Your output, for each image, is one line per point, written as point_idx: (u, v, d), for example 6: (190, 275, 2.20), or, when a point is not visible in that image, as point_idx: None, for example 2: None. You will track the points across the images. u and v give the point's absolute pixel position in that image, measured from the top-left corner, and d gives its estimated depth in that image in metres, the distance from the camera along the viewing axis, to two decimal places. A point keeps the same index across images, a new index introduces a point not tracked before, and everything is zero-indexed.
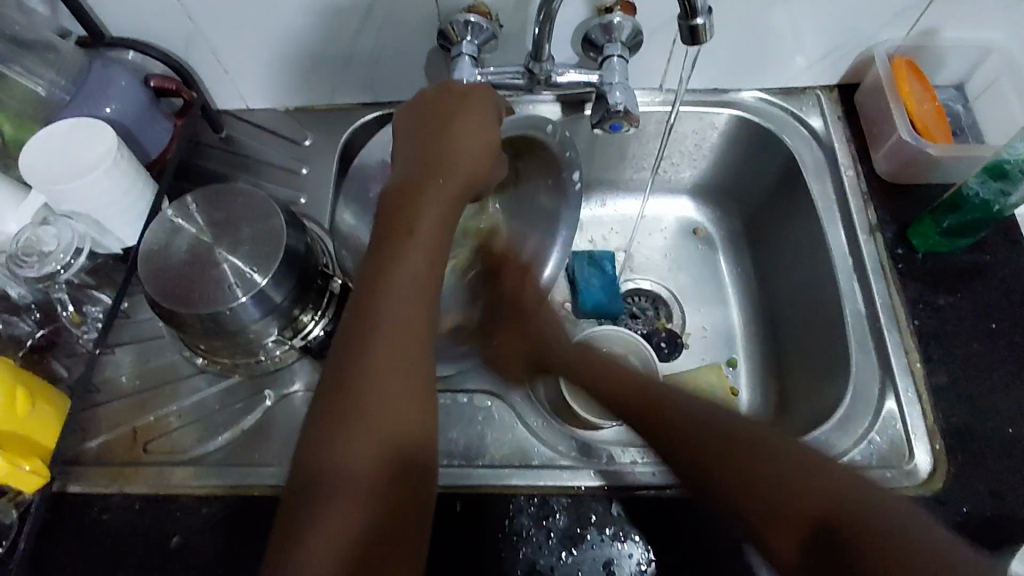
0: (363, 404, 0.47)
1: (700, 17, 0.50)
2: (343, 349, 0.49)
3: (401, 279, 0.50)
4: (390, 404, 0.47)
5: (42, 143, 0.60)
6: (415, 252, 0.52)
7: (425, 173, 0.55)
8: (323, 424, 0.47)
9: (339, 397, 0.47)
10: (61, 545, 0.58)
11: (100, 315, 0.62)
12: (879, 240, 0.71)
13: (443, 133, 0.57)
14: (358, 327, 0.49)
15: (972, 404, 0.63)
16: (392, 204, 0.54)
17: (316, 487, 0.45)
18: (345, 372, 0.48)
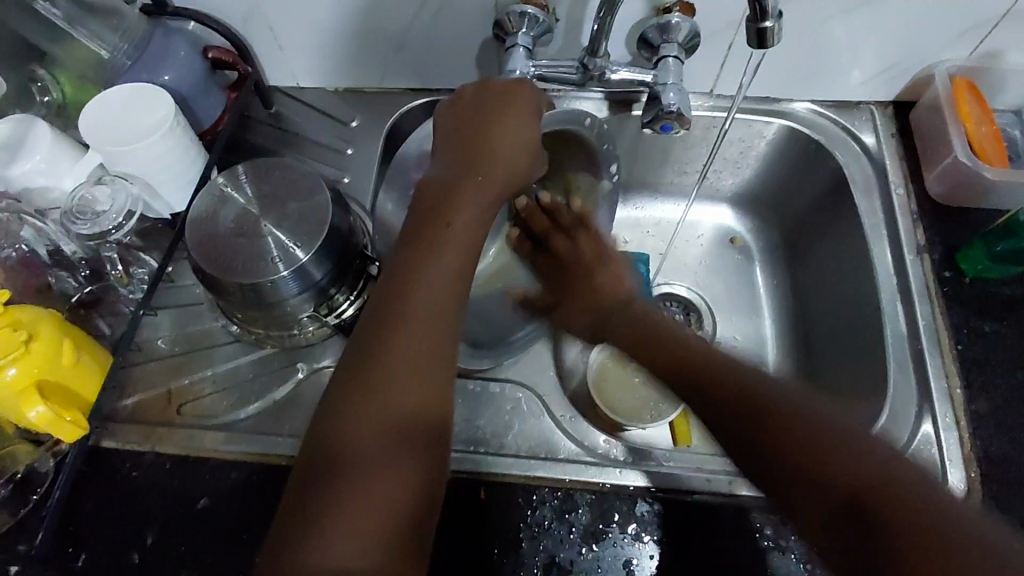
0: (383, 402, 0.47)
1: (769, 20, 0.49)
2: (363, 345, 0.49)
3: (427, 281, 0.51)
4: (413, 409, 0.47)
5: (104, 104, 0.61)
6: (444, 257, 0.53)
7: (464, 174, 0.56)
8: (340, 414, 0.47)
9: (357, 390, 0.47)
10: (91, 497, 0.59)
11: (145, 277, 0.64)
12: (926, 261, 0.70)
13: (480, 136, 0.57)
14: (385, 315, 0.50)
15: (1012, 435, 0.61)
16: (429, 200, 0.56)
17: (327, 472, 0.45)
18: (365, 366, 0.48)
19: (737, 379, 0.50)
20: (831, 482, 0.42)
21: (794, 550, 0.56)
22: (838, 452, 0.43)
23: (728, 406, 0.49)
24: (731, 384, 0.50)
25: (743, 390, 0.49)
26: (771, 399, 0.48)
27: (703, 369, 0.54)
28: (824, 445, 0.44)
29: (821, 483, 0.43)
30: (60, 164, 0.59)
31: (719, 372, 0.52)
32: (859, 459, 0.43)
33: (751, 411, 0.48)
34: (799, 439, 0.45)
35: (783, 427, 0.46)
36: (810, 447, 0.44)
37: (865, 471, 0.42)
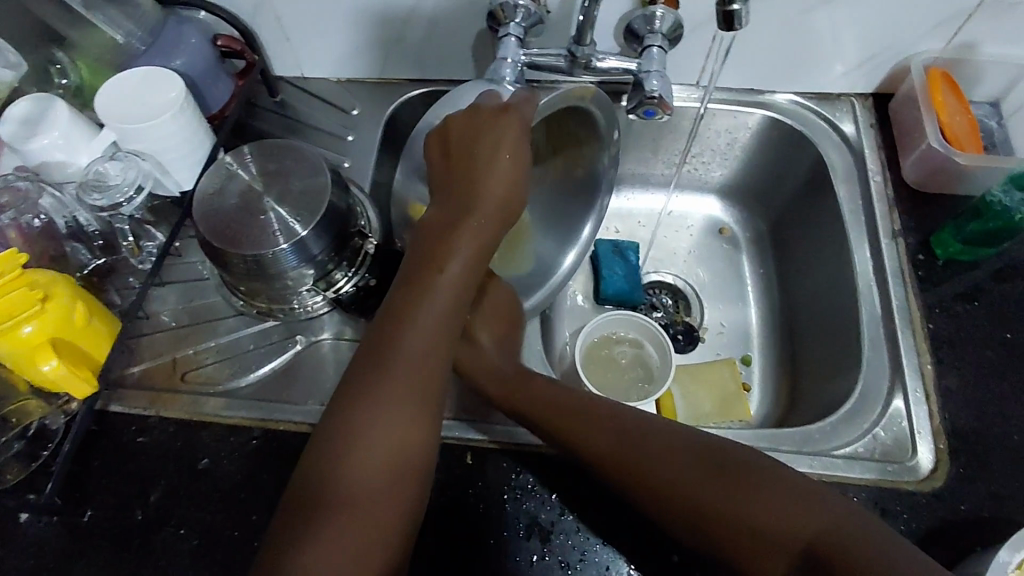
0: (366, 446, 0.51)
1: (735, 3, 0.52)
2: (354, 391, 0.52)
3: (423, 321, 0.54)
4: (402, 448, 0.52)
5: (118, 86, 0.64)
6: (439, 305, 0.55)
7: (459, 212, 0.57)
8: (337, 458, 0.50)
9: (341, 441, 0.51)
10: (98, 456, 0.63)
11: (154, 250, 0.67)
12: (901, 245, 0.72)
13: (472, 165, 0.57)
14: (384, 339, 0.54)
15: (980, 409, 0.63)
16: (432, 227, 0.57)
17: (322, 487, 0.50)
18: (354, 413, 0.51)
19: (674, 464, 0.53)
20: (777, 535, 0.48)
21: None
22: (773, 507, 0.49)
23: (671, 494, 0.52)
24: (667, 470, 0.53)
25: (676, 473, 0.52)
26: (717, 473, 0.52)
27: (637, 452, 0.54)
28: (767, 512, 0.49)
29: (777, 538, 0.48)
30: (77, 138, 0.63)
31: (650, 451, 0.54)
32: (814, 513, 0.48)
33: (701, 490, 0.51)
34: (746, 512, 0.49)
35: (731, 506, 0.50)
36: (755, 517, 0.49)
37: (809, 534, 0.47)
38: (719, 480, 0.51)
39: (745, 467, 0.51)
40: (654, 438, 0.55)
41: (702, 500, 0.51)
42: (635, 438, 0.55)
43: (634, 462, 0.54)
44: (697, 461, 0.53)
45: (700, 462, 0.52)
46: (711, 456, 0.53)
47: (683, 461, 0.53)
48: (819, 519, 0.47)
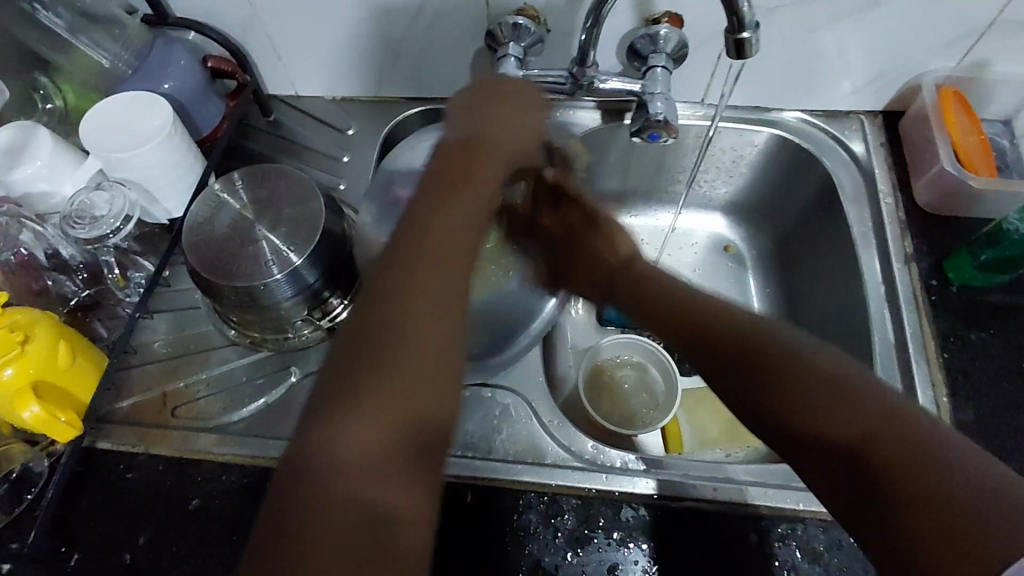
0: (373, 392, 0.37)
1: (746, 31, 0.51)
2: (362, 321, 0.40)
3: (446, 238, 0.43)
4: (419, 399, 0.38)
5: (103, 113, 0.62)
6: (459, 234, 0.44)
7: (485, 129, 0.52)
8: (336, 423, 0.36)
9: (344, 388, 0.37)
10: (86, 497, 0.60)
11: (142, 281, 0.65)
12: (913, 270, 0.70)
13: (504, 103, 0.55)
14: (401, 260, 0.42)
15: (998, 443, 0.61)
16: (455, 149, 0.51)
17: (314, 436, 0.36)
18: (366, 351, 0.38)
19: (779, 363, 0.45)
20: (832, 442, 0.42)
21: (778, 556, 0.57)
22: (867, 425, 0.40)
23: (780, 403, 0.44)
24: (777, 381, 0.45)
25: (786, 386, 0.44)
26: (806, 367, 0.44)
27: (755, 350, 0.47)
28: (893, 435, 0.39)
29: (848, 453, 0.41)
30: (60, 169, 0.61)
31: (757, 346, 0.47)
32: (939, 440, 0.39)
33: (802, 400, 0.43)
34: (870, 441, 0.40)
35: (834, 422, 0.42)
36: (872, 441, 0.40)
37: (930, 454, 0.38)
38: (838, 388, 0.42)
39: (831, 382, 0.43)
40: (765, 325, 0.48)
41: (801, 418, 0.43)
42: (740, 338, 0.49)
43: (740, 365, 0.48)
44: (816, 371, 0.44)
45: (809, 373, 0.44)
46: (791, 337, 0.47)
47: (792, 365, 0.45)
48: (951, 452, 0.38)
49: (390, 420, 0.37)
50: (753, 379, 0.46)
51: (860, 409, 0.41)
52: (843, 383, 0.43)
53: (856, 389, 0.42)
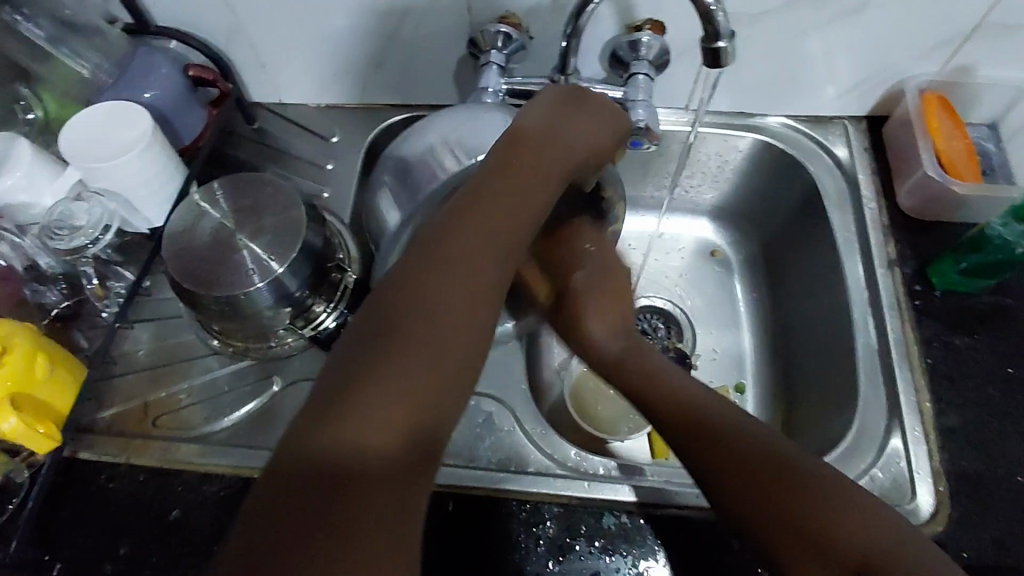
0: (383, 392, 0.39)
1: (722, 40, 0.51)
2: (384, 324, 0.43)
3: (472, 257, 0.46)
4: (424, 411, 0.40)
5: (81, 125, 0.62)
6: (486, 257, 0.47)
7: (536, 144, 0.54)
8: (349, 412, 0.38)
9: (359, 379, 0.40)
10: (66, 507, 0.60)
11: (122, 291, 0.65)
12: (896, 274, 0.70)
13: (566, 119, 0.57)
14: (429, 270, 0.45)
15: (981, 449, 0.61)
16: (508, 156, 0.53)
17: (323, 424, 0.38)
18: (389, 348, 0.41)
19: (725, 445, 0.50)
20: (836, 548, 0.43)
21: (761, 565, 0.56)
22: (851, 528, 0.43)
23: (712, 466, 0.50)
24: (713, 447, 0.50)
25: (724, 454, 0.50)
26: (793, 472, 0.47)
27: (695, 425, 0.53)
28: (811, 509, 0.44)
29: (829, 556, 0.43)
30: (40, 179, 0.60)
31: (706, 418, 0.52)
32: (843, 518, 0.44)
33: (730, 473, 0.49)
34: (799, 507, 0.45)
35: (766, 494, 0.46)
36: (800, 509, 0.45)
37: (839, 534, 0.43)
38: (776, 472, 0.47)
39: (820, 489, 0.45)
40: (721, 407, 0.53)
41: (734, 479, 0.48)
42: (686, 417, 0.54)
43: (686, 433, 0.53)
44: (753, 447, 0.49)
45: (755, 448, 0.49)
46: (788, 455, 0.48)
47: (746, 443, 0.49)
48: (862, 525, 0.43)
49: (394, 424, 0.39)
50: (695, 439, 0.52)
51: (850, 514, 0.44)
52: (824, 485, 0.45)
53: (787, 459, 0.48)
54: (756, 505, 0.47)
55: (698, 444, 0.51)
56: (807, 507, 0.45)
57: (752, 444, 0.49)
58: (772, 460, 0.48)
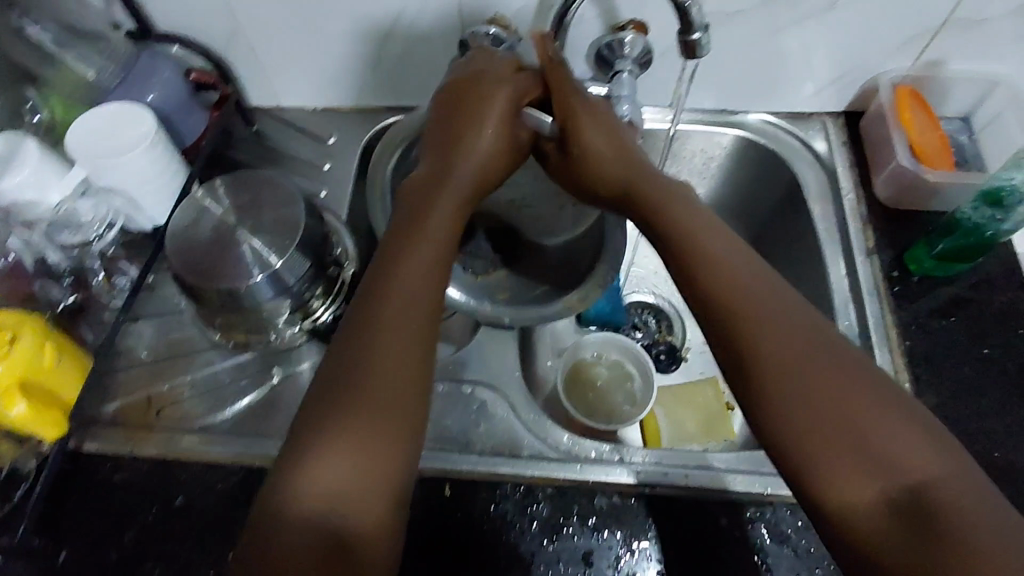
0: (324, 433, 0.45)
1: (698, 33, 0.54)
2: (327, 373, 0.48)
3: (398, 288, 0.51)
4: (362, 437, 0.45)
5: (87, 124, 0.64)
6: (411, 288, 0.51)
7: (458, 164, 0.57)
8: (303, 464, 0.44)
9: (307, 427, 0.46)
10: (73, 496, 0.62)
11: (126, 286, 0.68)
12: (875, 262, 0.73)
13: (462, 125, 0.58)
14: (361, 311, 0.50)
15: (959, 426, 0.63)
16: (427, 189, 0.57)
17: (281, 487, 0.44)
18: (328, 391, 0.47)
19: (777, 350, 0.47)
20: (901, 469, 0.43)
21: (747, 538, 0.58)
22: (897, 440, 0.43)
23: (766, 373, 0.47)
24: (766, 342, 0.48)
25: (782, 358, 0.47)
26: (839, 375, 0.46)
27: (749, 321, 0.49)
28: (871, 423, 0.44)
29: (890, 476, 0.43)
30: (48, 177, 0.61)
31: (757, 319, 0.48)
32: (901, 445, 0.43)
33: (799, 382, 0.46)
34: (862, 423, 0.44)
35: (828, 406, 0.45)
36: (861, 423, 0.44)
37: (904, 463, 0.43)
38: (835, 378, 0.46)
39: (870, 398, 0.45)
40: (781, 303, 0.49)
41: (800, 391, 0.46)
42: (751, 315, 0.49)
43: (742, 323, 0.49)
44: (820, 353, 0.47)
45: (828, 357, 0.47)
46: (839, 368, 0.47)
47: (810, 347, 0.47)
48: (916, 448, 0.43)
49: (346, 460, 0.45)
50: (753, 338, 0.48)
51: (893, 431, 0.44)
52: (865, 406, 0.45)
53: (855, 371, 0.46)
54: (830, 423, 0.44)
55: (753, 338, 0.48)
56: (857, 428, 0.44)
57: (793, 345, 0.47)
58: (822, 371, 0.46)
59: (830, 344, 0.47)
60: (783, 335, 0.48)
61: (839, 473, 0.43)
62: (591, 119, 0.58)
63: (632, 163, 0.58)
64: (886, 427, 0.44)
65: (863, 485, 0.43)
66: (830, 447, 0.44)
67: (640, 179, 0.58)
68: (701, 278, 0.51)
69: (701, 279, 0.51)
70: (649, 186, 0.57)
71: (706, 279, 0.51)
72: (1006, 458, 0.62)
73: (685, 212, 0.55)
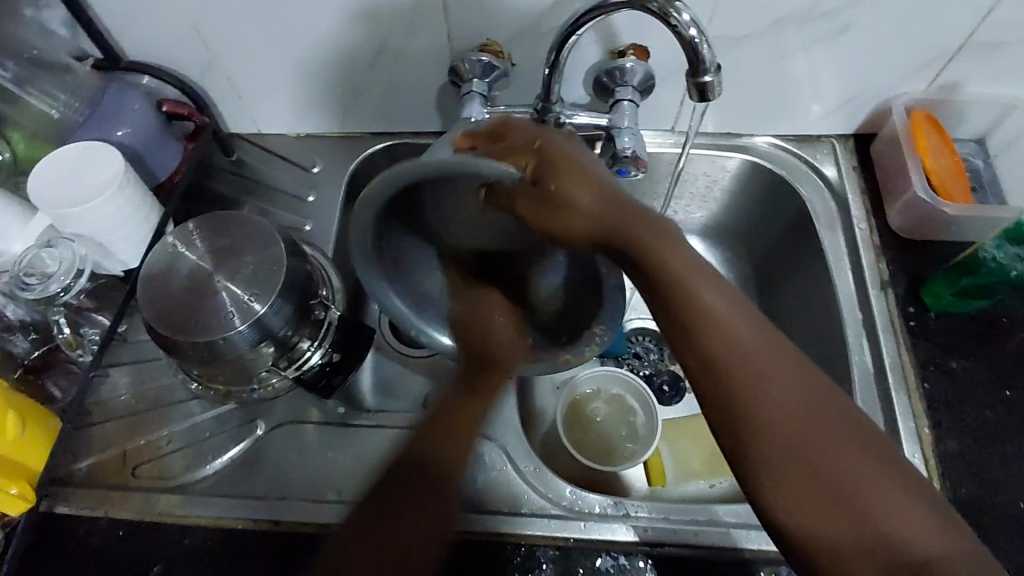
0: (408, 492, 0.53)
1: (709, 73, 0.51)
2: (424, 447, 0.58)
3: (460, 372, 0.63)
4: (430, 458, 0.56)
5: (51, 166, 0.60)
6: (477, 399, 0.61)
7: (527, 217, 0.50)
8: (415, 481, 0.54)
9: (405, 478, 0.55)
10: (41, 566, 0.57)
11: (96, 338, 0.63)
12: (890, 296, 0.69)
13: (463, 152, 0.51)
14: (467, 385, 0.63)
15: (981, 475, 0.60)
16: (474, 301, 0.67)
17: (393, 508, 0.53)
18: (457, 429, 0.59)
19: (776, 407, 0.42)
20: (900, 536, 0.39)
21: None
22: (890, 498, 0.40)
23: (764, 441, 0.42)
24: (766, 410, 0.42)
25: (781, 429, 0.42)
26: (832, 421, 0.42)
27: (745, 381, 0.43)
28: (877, 507, 0.40)
29: (887, 542, 0.39)
30: (9, 225, 0.60)
31: (757, 385, 0.43)
32: (894, 506, 0.40)
33: (793, 438, 0.41)
34: (864, 502, 0.40)
35: (833, 491, 0.40)
36: (862, 498, 0.40)
37: (898, 526, 0.39)
38: (823, 418, 0.42)
39: (863, 445, 0.41)
40: (785, 360, 0.43)
41: (793, 449, 0.41)
42: (743, 347, 0.44)
43: (732, 380, 0.43)
44: (818, 402, 0.42)
45: (832, 427, 0.42)
46: (835, 409, 0.42)
47: (813, 415, 0.42)
48: (920, 529, 0.39)
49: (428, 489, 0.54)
50: (752, 401, 0.43)
51: (887, 486, 0.40)
52: (851, 455, 0.41)
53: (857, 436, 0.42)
54: (820, 480, 0.40)
55: (749, 400, 0.43)
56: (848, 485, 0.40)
57: (773, 381, 0.43)
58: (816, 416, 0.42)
59: (836, 408, 0.42)
60: (774, 381, 0.43)
61: (827, 540, 0.40)
62: (572, 168, 0.48)
63: (617, 198, 0.47)
64: (877, 484, 0.40)
65: (851, 550, 0.39)
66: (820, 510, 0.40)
67: (628, 213, 0.47)
68: (688, 327, 0.45)
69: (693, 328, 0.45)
70: (639, 220, 0.47)
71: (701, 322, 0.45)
72: None
73: (675, 250, 0.46)
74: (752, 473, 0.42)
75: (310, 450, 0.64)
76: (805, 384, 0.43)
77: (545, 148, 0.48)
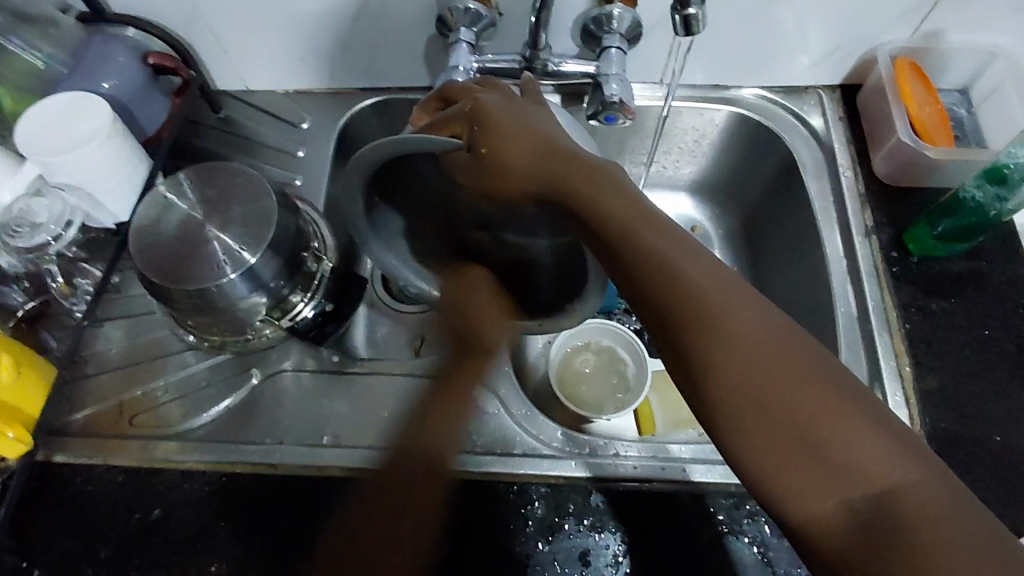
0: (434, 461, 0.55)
1: (693, 7, 0.52)
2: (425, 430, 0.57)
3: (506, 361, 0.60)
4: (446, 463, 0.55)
5: (40, 114, 0.60)
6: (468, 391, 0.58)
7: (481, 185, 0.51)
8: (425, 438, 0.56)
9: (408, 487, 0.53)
10: (43, 513, 0.58)
11: (89, 288, 0.64)
12: (874, 243, 0.71)
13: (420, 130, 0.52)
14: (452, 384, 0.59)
15: (959, 411, 0.62)
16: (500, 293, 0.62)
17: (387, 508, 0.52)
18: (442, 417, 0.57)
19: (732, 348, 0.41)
20: (861, 466, 0.37)
21: (746, 534, 0.57)
22: (852, 429, 0.38)
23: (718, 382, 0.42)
24: (719, 350, 0.42)
25: (736, 370, 0.41)
26: (789, 357, 0.41)
27: (698, 325, 0.43)
28: (840, 440, 0.38)
29: (849, 474, 0.37)
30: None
31: (710, 328, 0.42)
32: (860, 438, 0.38)
33: (748, 378, 0.41)
34: (826, 439, 0.38)
35: (792, 427, 0.39)
36: (825, 433, 0.38)
37: (860, 456, 0.37)
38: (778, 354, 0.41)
39: (823, 376, 0.40)
40: (734, 300, 0.43)
41: (749, 388, 0.41)
42: (698, 288, 0.43)
43: (684, 326, 0.43)
44: (773, 338, 0.42)
45: (789, 360, 0.41)
46: (794, 345, 0.41)
47: (769, 352, 0.41)
48: (885, 457, 0.37)
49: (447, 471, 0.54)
50: (704, 346, 0.42)
51: (849, 417, 0.39)
52: (811, 389, 0.40)
53: (815, 370, 0.40)
54: (777, 417, 0.40)
55: (701, 344, 0.42)
56: (806, 419, 0.39)
57: (727, 321, 0.42)
58: (771, 352, 0.41)
59: (794, 342, 0.41)
60: (727, 323, 0.42)
61: (788, 477, 0.39)
62: (505, 126, 0.49)
63: (554, 150, 0.48)
64: (838, 415, 0.39)
65: (811, 485, 0.38)
66: (779, 447, 0.39)
67: (573, 166, 0.48)
68: (638, 272, 0.45)
69: (645, 277, 0.45)
70: (574, 169, 0.47)
71: (657, 271, 0.44)
72: (1009, 443, 0.60)
73: (622, 198, 0.46)
74: (715, 417, 0.42)
75: (307, 398, 0.66)
76: (757, 322, 0.42)
77: (479, 110, 0.49)
